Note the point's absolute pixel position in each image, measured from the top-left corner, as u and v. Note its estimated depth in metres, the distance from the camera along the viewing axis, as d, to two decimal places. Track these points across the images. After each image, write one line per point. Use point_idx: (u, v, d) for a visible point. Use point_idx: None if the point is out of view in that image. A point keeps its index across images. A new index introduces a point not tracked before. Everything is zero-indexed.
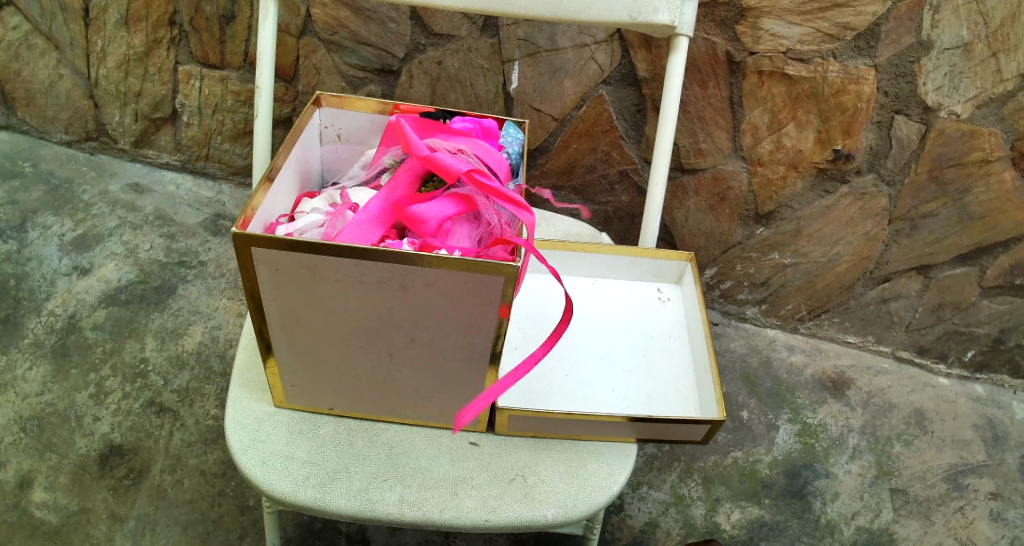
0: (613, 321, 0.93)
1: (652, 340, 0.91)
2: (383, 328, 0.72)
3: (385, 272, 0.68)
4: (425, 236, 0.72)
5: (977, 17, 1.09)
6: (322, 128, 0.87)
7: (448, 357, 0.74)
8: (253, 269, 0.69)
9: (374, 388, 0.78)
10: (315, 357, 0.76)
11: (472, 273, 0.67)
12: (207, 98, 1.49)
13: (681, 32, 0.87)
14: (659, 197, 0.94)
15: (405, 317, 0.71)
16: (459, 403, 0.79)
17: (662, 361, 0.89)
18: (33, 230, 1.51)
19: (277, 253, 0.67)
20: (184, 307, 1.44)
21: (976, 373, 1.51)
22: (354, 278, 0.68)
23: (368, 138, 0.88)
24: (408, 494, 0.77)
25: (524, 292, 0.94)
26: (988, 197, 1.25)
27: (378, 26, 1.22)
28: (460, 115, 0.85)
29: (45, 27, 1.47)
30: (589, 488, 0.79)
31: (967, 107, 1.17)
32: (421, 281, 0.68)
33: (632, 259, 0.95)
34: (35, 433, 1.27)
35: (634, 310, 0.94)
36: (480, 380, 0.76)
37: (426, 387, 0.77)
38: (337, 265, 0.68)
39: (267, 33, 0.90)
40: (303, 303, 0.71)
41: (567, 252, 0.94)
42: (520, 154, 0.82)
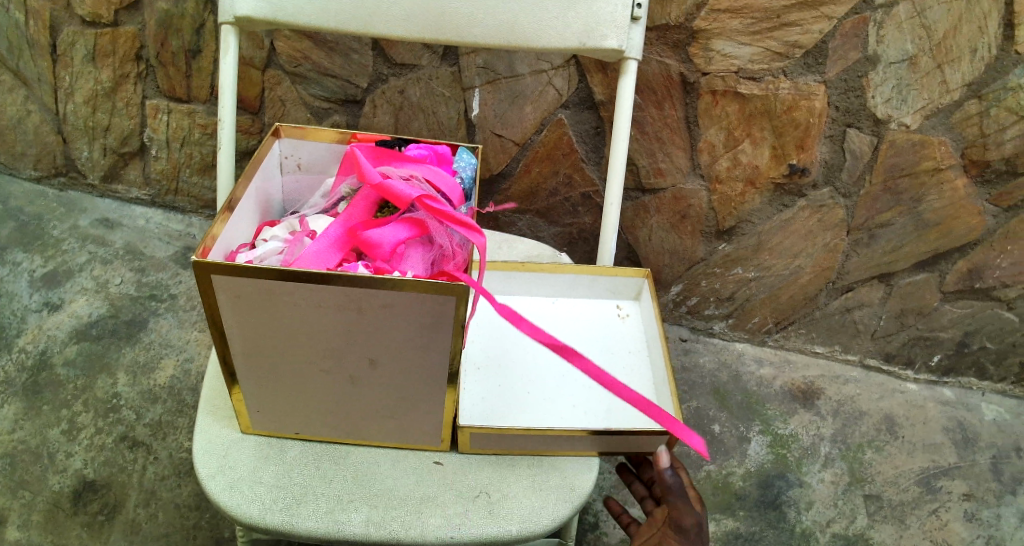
0: (573, 338, 0.94)
1: (611, 355, 0.93)
2: (342, 351, 0.73)
3: (342, 296, 0.69)
4: (380, 260, 0.74)
5: (920, 31, 1.12)
6: (282, 158, 0.88)
7: (407, 377, 0.75)
8: (213, 297, 0.70)
9: (337, 411, 0.79)
10: (277, 381, 0.77)
11: (427, 294, 0.69)
12: (174, 132, 1.50)
13: (629, 56, 0.90)
14: (614, 216, 0.96)
15: (364, 340, 0.72)
16: (422, 423, 0.80)
17: (622, 375, 0.91)
18: (3, 267, 1.51)
19: (237, 280, 0.69)
20: (156, 341, 1.44)
21: (943, 378, 1.54)
22: (313, 302, 0.70)
23: (327, 167, 0.90)
24: (374, 514, 0.78)
25: (488, 313, 0.96)
26: (942, 204, 1.29)
27: (340, 57, 1.24)
28: (415, 142, 0.87)
29: (12, 64, 1.47)
30: (552, 502, 0.80)
31: (916, 118, 1.21)
32: (378, 303, 0.69)
33: (591, 278, 0.97)
34: (7, 471, 1.26)
35: (593, 326, 0.96)
36: (441, 400, 0.77)
37: (388, 408, 0.78)
38: (295, 290, 0.69)
39: (228, 65, 0.90)
40: (263, 328, 0.72)
41: (528, 272, 0.96)
42: (473, 178, 0.85)
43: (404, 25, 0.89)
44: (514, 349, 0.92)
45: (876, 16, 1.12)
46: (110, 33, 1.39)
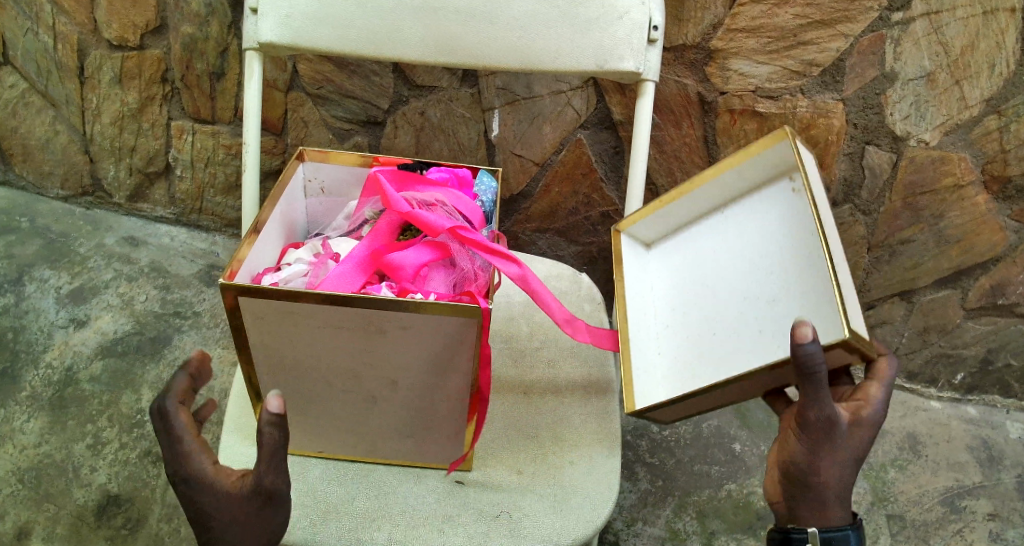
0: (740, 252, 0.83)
1: (788, 252, 0.78)
2: (368, 371, 0.74)
3: (364, 318, 0.70)
4: (403, 282, 0.75)
5: (938, 47, 1.13)
6: (305, 181, 0.90)
7: (430, 397, 0.76)
8: (239, 318, 0.72)
9: (360, 431, 0.80)
10: (304, 399, 0.78)
11: (446, 315, 0.69)
12: (199, 152, 1.53)
13: (647, 78, 0.91)
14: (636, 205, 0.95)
15: (386, 360, 0.73)
16: (443, 442, 0.81)
17: (797, 276, 0.76)
18: (30, 284, 1.54)
19: (261, 301, 0.70)
20: (179, 357, 1.46)
21: (967, 395, 1.51)
22: (335, 324, 0.71)
23: (350, 190, 0.91)
24: (395, 533, 0.78)
25: (671, 264, 0.91)
26: (963, 220, 1.28)
27: (362, 79, 1.27)
28: (437, 165, 0.88)
29: (41, 86, 1.51)
30: (573, 521, 0.80)
31: (935, 134, 1.20)
32: (398, 324, 0.70)
33: (738, 170, 0.83)
34: (33, 483, 1.28)
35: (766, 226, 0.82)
36: (461, 420, 0.78)
37: (409, 428, 0.79)
38: (318, 312, 0.70)
39: (252, 91, 0.92)
40: (289, 347, 0.73)
41: (675, 203, 0.88)
42: (493, 202, 0.86)
43: (425, 49, 0.90)
44: (696, 294, 0.86)
45: (893, 34, 1.13)
46: (136, 56, 1.42)
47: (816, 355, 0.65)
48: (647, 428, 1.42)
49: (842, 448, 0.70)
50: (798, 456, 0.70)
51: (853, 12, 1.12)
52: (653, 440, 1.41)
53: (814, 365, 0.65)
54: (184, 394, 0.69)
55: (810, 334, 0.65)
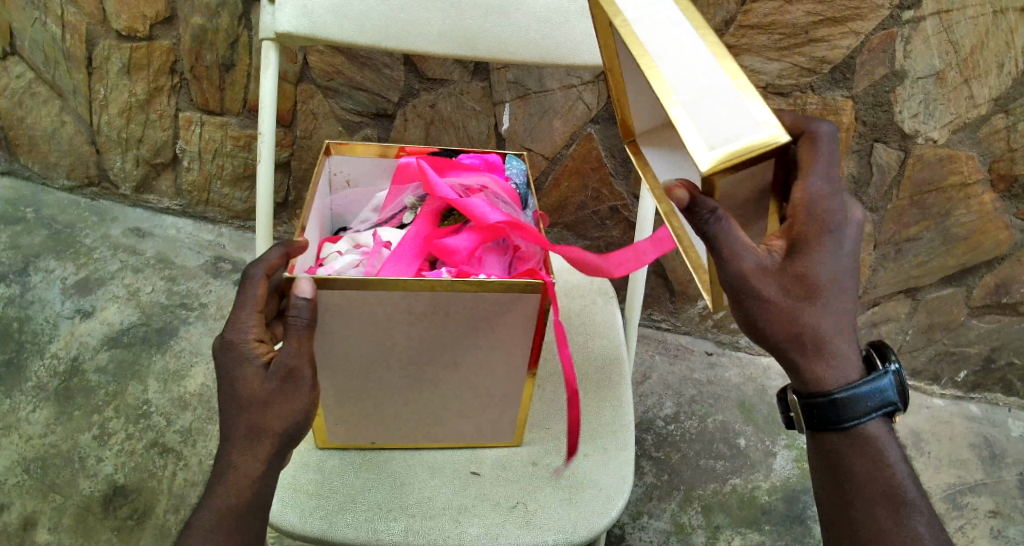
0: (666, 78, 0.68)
1: None
2: (428, 353, 0.77)
3: (432, 301, 0.73)
4: (459, 265, 0.76)
5: (948, 46, 1.13)
6: (331, 175, 0.90)
7: (489, 376, 0.79)
8: None
9: (407, 416, 0.82)
10: (347, 391, 0.79)
11: (514, 293, 0.73)
12: (206, 144, 1.52)
13: None
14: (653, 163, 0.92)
15: (446, 340, 0.76)
16: (489, 422, 0.84)
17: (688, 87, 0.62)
18: (36, 274, 1.54)
19: (328, 295, 0.71)
20: (185, 348, 1.47)
21: (969, 393, 1.52)
22: (402, 309, 0.73)
23: (374, 181, 0.92)
24: (413, 524, 0.79)
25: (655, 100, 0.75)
26: (969, 219, 1.29)
27: (373, 72, 1.27)
28: (465, 152, 0.89)
29: (49, 75, 1.51)
30: (588, 514, 0.81)
31: (943, 133, 1.21)
32: (464, 305, 0.73)
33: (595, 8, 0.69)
34: (38, 474, 1.29)
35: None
36: (515, 398, 0.82)
37: (450, 409, 0.82)
38: (386, 299, 0.72)
39: (268, 81, 0.91)
40: (350, 339, 0.75)
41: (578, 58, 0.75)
42: (525, 183, 0.86)
43: (444, 42, 0.91)
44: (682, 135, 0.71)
45: (903, 32, 1.13)
46: (146, 47, 1.42)
47: (701, 209, 0.62)
48: (652, 422, 1.43)
49: (792, 302, 0.66)
50: (755, 321, 0.67)
51: (864, 10, 1.12)
52: (658, 435, 1.41)
53: (706, 223, 0.62)
54: (273, 267, 0.71)
55: (688, 199, 0.61)
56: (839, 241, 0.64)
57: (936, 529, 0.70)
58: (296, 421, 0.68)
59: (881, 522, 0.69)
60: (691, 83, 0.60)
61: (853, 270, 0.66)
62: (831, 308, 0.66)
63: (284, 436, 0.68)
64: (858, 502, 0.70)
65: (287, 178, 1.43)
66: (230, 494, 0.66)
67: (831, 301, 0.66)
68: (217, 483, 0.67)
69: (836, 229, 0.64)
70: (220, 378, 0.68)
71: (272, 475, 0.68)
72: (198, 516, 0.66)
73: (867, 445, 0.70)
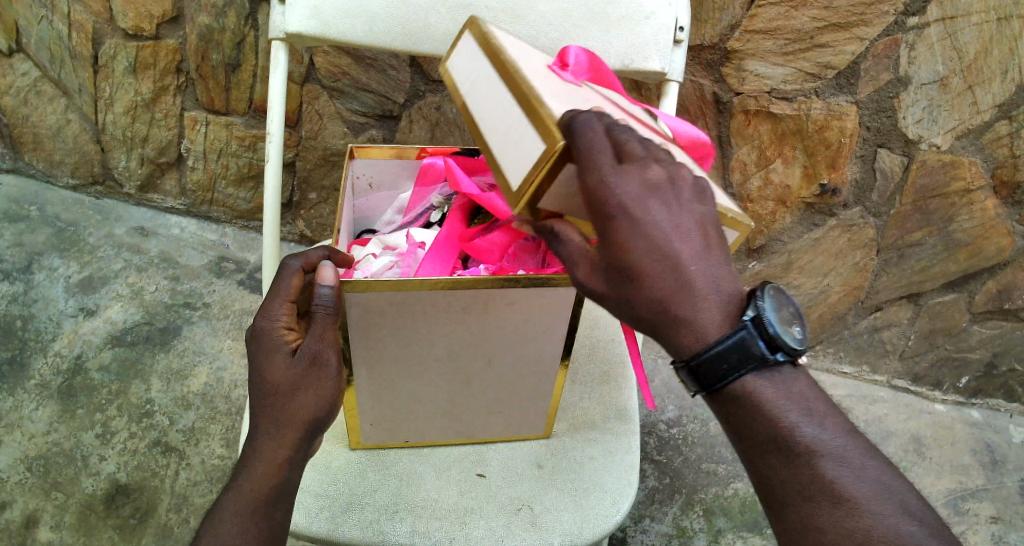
0: (566, 85, 0.69)
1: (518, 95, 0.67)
2: (464, 350, 0.78)
3: (471, 298, 0.74)
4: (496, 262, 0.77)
5: (952, 53, 1.14)
6: (355, 178, 0.91)
7: (519, 371, 0.81)
8: (343, 315, 0.73)
9: (431, 412, 0.83)
10: (374, 388, 0.80)
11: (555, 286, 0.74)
12: (212, 143, 1.53)
13: (671, 78, 0.93)
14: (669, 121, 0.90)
15: (487, 337, 0.77)
16: (514, 417, 0.86)
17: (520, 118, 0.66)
18: (40, 272, 1.55)
19: (369, 296, 0.72)
20: (189, 348, 1.47)
21: (971, 399, 1.51)
22: (440, 307, 0.74)
23: (397, 183, 0.93)
24: (418, 526, 0.80)
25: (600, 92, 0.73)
26: (972, 225, 1.29)
27: (378, 73, 1.28)
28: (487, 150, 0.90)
29: (54, 74, 1.52)
30: (594, 516, 0.82)
31: (946, 139, 1.21)
32: (504, 301, 0.75)
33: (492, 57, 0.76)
34: (41, 472, 1.29)
35: (528, 61, 0.69)
36: (545, 391, 0.84)
37: (469, 405, 0.83)
38: (426, 298, 0.73)
39: (277, 80, 0.91)
40: (386, 339, 0.76)
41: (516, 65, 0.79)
42: None
43: (453, 44, 0.91)
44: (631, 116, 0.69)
45: (908, 38, 1.14)
46: (152, 46, 1.43)
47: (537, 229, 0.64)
48: (654, 425, 1.43)
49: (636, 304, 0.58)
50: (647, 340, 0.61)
51: (868, 16, 1.13)
52: (660, 438, 1.41)
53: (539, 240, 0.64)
54: (312, 265, 0.74)
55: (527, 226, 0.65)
56: (631, 221, 0.57)
57: (855, 474, 0.60)
58: (322, 413, 0.71)
59: (786, 480, 0.60)
60: (498, 131, 0.65)
61: (675, 234, 0.58)
62: (661, 285, 0.58)
63: (310, 427, 0.71)
64: (757, 462, 0.61)
65: (290, 178, 1.43)
66: (256, 481, 0.69)
67: (658, 277, 0.57)
68: (242, 468, 0.69)
69: (636, 197, 0.58)
70: (253, 364, 0.72)
71: (296, 463, 0.70)
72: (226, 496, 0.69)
73: (761, 399, 0.60)
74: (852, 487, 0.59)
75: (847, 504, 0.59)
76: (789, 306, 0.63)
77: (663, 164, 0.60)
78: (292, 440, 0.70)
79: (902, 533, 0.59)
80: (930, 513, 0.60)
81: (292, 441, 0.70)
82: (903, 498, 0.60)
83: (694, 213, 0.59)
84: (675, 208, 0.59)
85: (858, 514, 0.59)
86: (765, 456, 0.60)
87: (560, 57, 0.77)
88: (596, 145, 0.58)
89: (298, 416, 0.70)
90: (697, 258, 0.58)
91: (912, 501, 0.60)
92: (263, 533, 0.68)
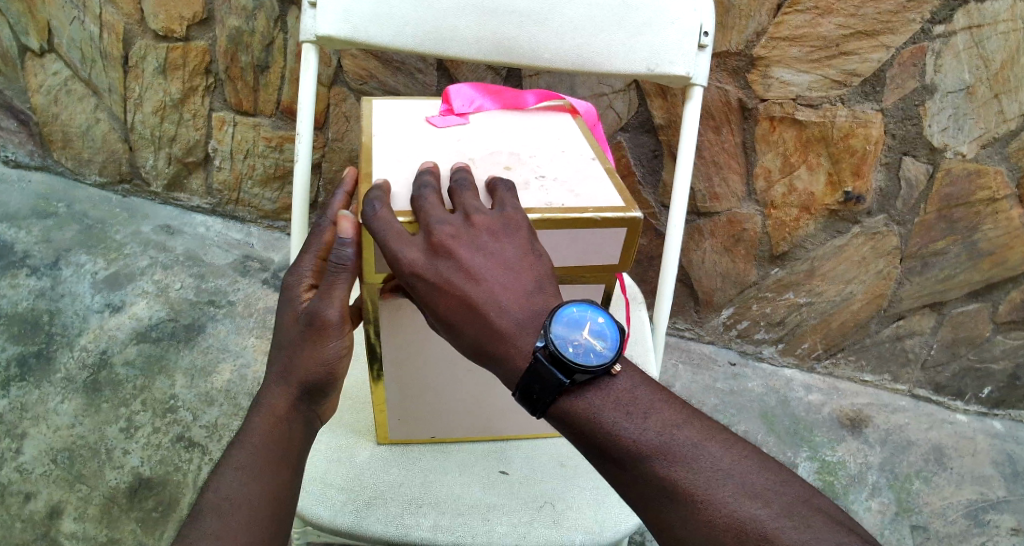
0: (433, 137, 0.82)
1: None
2: None
3: None
4: None
5: (978, 61, 1.14)
6: None
7: None
8: (375, 309, 0.76)
9: (455, 410, 0.85)
10: (402, 384, 0.82)
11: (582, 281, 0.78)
12: (239, 144, 1.55)
13: (696, 82, 0.94)
14: (693, 131, 0.95)
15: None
16: (539, 417, 0.88)
17: None
18: (67, 268, 1.57)
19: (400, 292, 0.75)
20: (213, 345, 1.49)
21: (993, 409, 1.50)
22: None
23: None
24: (441, 520, 0.81)
25: (493, 124, 0.86)
26: (997, 233, 1.29)
27: (406, 76, 1.30)
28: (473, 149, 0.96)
29: (85, 74, 1.55)
30: (616, 515, 0.82)
31: (972, 147, 1.21)
32: None
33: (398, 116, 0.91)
34: (66, 464, 1.31)
35: (392, 128, 0.83)
36: None
37: (491, 405, 0.86)
38: None
39: (308, 82, 0.93)
40: (414, 333, 0.78)
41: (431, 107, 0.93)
42: None
43: (478, 48, 0.92)
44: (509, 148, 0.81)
45: (934, 46, 1.14)
46: (182, 48, 1.45)
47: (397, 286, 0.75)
48: None
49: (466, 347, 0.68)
50: None
51: (895, 24, 1.13)
52: None
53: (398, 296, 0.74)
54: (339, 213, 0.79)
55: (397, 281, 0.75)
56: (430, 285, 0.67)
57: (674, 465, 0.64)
58: (323, 368, 0.76)
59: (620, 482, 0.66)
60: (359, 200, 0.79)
61: (469, 278, 0.67)
62: (469, 332, 0.67)
63: (310, 382, 0.76)
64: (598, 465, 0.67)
65: (316, 180, 1.45)
66: (261, 439, 0.75)
67: (463, 327, 0.67)
68: (250, 421, 0.76)
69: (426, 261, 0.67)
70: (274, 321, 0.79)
71: (297, 419, 0.76)
72: (232, 447, 0.75)
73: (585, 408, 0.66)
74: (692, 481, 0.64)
75: (691, 497, 0.63)
76: (589, 320, 0.67)
77: (453, 219, 0.69)
78: (292, 394, 0.76)
79: (748, 517, 0.62)
80: (783, 489, 0.64)
81: (291, 395, 0.76)
82: (745, 479, 0.64)
83: (483, 257, 0.68)
84: (464, 258, 0.67)
85: (700, 505, 0.63)
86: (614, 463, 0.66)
87: (444, 99, 0.87)
88: (383, 226, 0.68)
89: (299, 370, 0.76)
90: (495, 297, 0.67)
91: (753, 480, 0.64)
92: (262, 496, 0.73)
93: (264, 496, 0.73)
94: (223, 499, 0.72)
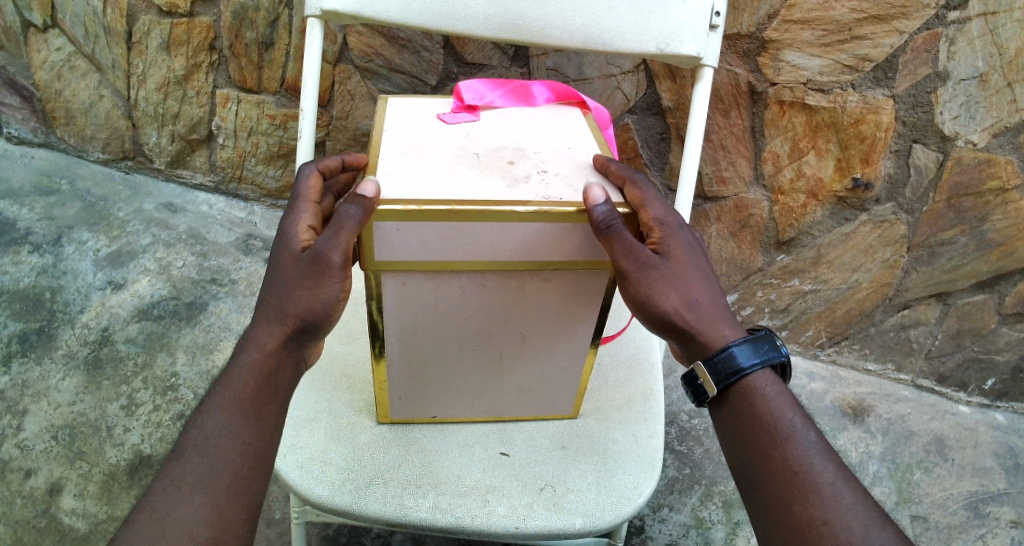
0: (443, 133, 0.82)
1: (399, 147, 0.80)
2: (495, 328, 0.80)
3: (504, 279, 0.76)
4: None
5: (992, 48, 1.12)
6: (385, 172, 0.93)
7: (550, 351, 0.82)
8: (379, 286, 0.75)
9: (457, 390, 0.85)
10: (406, 363, 0.81)
11: (587, 273, 0.76)
12: (242, 122, 1.54)
13: (706, 63, 0.93)
14: (700, 120, 0.94)
15: (520, 316, 0.79)
16: (541, 398, 0.87)
17: None
18: (69, 245, 1.57)
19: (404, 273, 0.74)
20: (214, 324, 1.49)
21: (996, 402, 1.49)
22: (476, 283, 0.76)
23: None
24: (440, 501, 0.80)
25: (501, 120, 0.86)
26: (1006, 224, 1.27)
27: (411, 54, 1.29)
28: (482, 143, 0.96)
29: (88, 50, 1.53)
30: (616, 499, 0.82)
31: (983, 136, 1.19)
32: (539, 278, 0.76)
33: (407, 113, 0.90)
34: (66, 441, 1.31)
35: (403, 124, 0.83)
36: (576, 368, 0.84)
37: (493, 386, 0.85)
38: (461, 276, 0.75)
39: (313, 60, 0.92)
40: (419, 311, 0.77)
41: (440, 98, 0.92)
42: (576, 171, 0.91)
43: (487, 25, 0.91)
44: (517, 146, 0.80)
45: (948, 32, 1.12)
46: (186, 23, 1.44)
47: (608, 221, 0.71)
48: (676, 416, 1.43)
49: (692, 295, 0.74)
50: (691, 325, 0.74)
51: (909, 9, 1.11)
52: (682, 429, 1.41)
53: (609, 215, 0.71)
54: (330, 168, 0.83)
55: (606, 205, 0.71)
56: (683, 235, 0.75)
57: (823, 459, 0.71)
58: (316, 307, 0.74)
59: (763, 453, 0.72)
60: None
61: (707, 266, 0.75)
62: (701, 284, 0.74)
63: (302, 321, 0.74)
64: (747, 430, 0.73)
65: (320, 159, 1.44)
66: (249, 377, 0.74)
67: (699, 277, 0.74)
68: (237, 358, 0.75)
69: (678, 238, 0.74)
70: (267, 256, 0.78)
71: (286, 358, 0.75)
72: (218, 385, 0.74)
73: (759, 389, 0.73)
74: (813, 488, 0.70)
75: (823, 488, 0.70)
76: None
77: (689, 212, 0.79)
78: (284, 333, 0.74)
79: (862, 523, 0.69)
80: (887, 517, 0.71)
81: (283, 333, 0.74)
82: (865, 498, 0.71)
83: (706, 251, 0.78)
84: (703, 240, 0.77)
85: (813, 497, 0.70)
86: (759, 432, 0.72)
87: (457, 95, 0.87)
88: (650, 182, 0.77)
89: (294, 307, 0.74)
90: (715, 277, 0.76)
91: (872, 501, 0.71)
92: (250, 440, 0.73)
93: (253, 440, 0.73)
94: (209, 437, 0.72)
